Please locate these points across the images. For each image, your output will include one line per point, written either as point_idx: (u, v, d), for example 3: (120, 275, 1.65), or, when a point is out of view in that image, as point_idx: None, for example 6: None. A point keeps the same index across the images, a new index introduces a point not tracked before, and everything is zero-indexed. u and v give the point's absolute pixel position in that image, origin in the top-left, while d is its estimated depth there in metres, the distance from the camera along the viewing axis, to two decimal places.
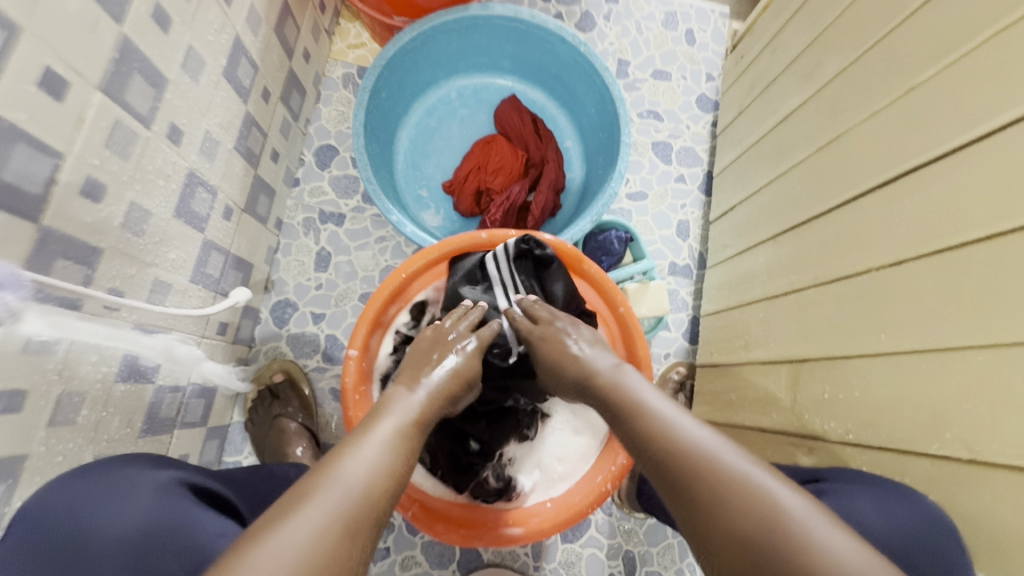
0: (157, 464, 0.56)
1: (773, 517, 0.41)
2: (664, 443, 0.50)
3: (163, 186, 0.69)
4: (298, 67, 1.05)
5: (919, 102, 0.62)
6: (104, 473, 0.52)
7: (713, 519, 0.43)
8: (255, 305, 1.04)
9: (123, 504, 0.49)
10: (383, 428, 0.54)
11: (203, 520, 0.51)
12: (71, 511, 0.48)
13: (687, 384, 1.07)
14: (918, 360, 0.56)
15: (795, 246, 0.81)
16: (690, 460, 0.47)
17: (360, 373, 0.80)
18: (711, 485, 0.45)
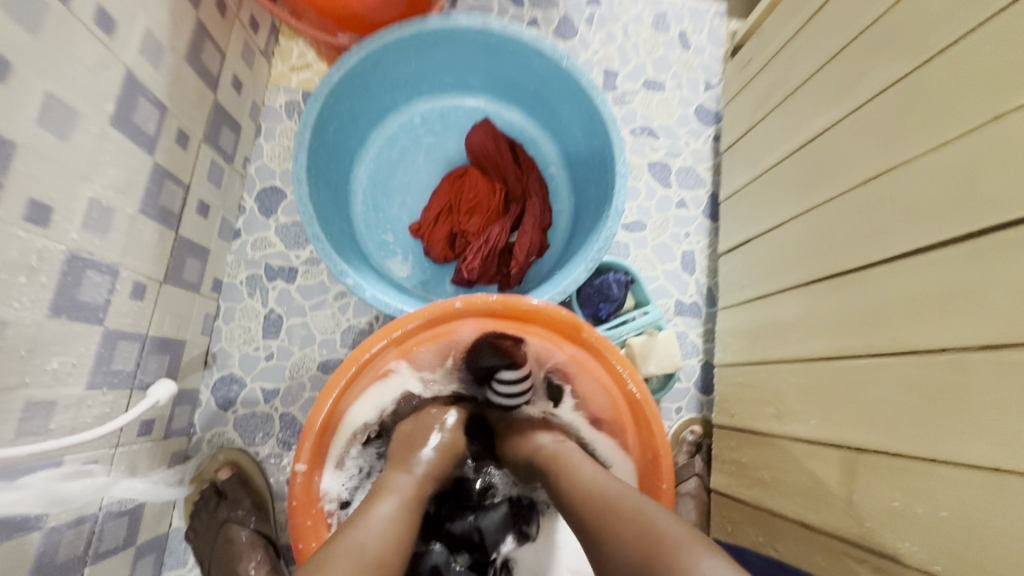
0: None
1: (652, 544, 0.45)
2: (583, 504, 0.55)
3: (23, 283, 0.52)
4: (227, 99, 0.87)
5: (1016, 131, 0.48)
6: None
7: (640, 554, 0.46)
8: (192, 386, 0.87)
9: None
10: (386, 506, 0.55)
11: None
12: None
13: (704, 447, 0.93)
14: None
15: (838, 301, 0.66)
16: (599, 507, 0.53)
17: (312, 489, 0.64)
18: (612, 530, 0.50)
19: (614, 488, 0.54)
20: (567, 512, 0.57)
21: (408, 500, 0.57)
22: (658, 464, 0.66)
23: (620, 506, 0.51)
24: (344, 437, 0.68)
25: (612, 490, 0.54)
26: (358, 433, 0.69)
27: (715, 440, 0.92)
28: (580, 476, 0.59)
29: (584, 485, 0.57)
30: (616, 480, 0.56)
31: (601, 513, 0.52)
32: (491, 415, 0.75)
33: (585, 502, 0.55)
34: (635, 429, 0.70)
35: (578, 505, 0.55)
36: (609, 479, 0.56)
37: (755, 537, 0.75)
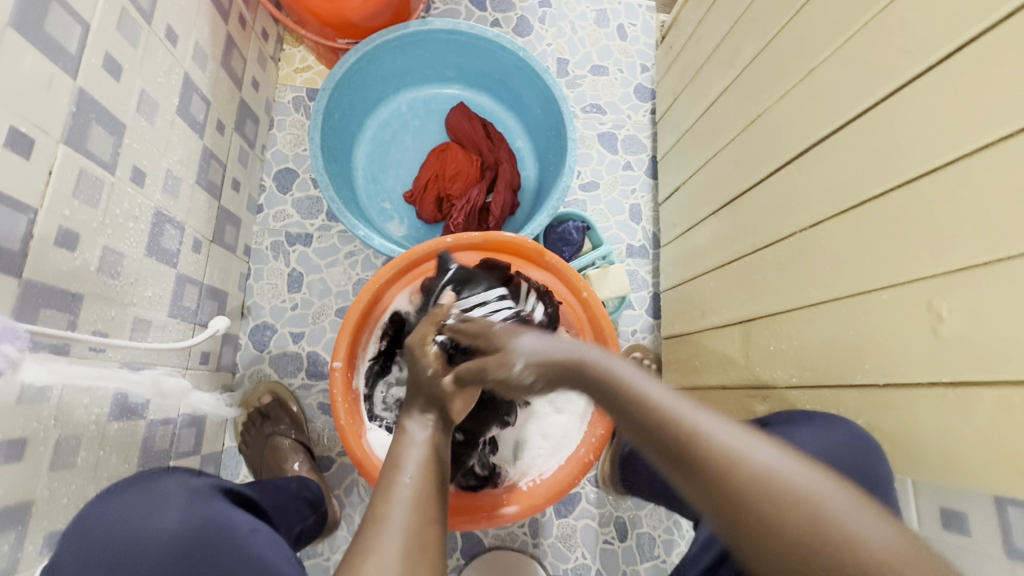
0: (188, 475, 0.66)
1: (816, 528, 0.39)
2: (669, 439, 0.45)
3: (132, 228, 0.72)
4: (248, 96, 1.07)
5: (819, 81, 0.70)
6: (146, 483, 0.62)
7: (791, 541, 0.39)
8: (233, 332, 1.06)
9: (166, 507, 0.59)
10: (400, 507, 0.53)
11: (233, 513, 0.62)
12: (118, 517, 0.58)
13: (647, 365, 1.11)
14: (838, 309, 0.64)
15: (733, 219, 0.89)
16: (698, 457, 0.43)
17: (346, 382, 0.84)
18: (741, 491, 0.41)
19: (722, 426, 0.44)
20: (645, 438, 0.47)
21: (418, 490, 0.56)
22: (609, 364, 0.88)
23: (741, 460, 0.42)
24: (364, 353, 0.89)
25: (725, 438, 0.43)
26: (373, 352, 0.90)
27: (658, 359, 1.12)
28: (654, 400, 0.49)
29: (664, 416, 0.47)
30: (709, 415, 0.46)
31: (719, 467, 0.42)
32: None
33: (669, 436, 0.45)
34: (592, 331, 0.91)
35: (659, 439, 0.46)
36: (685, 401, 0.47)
37: None
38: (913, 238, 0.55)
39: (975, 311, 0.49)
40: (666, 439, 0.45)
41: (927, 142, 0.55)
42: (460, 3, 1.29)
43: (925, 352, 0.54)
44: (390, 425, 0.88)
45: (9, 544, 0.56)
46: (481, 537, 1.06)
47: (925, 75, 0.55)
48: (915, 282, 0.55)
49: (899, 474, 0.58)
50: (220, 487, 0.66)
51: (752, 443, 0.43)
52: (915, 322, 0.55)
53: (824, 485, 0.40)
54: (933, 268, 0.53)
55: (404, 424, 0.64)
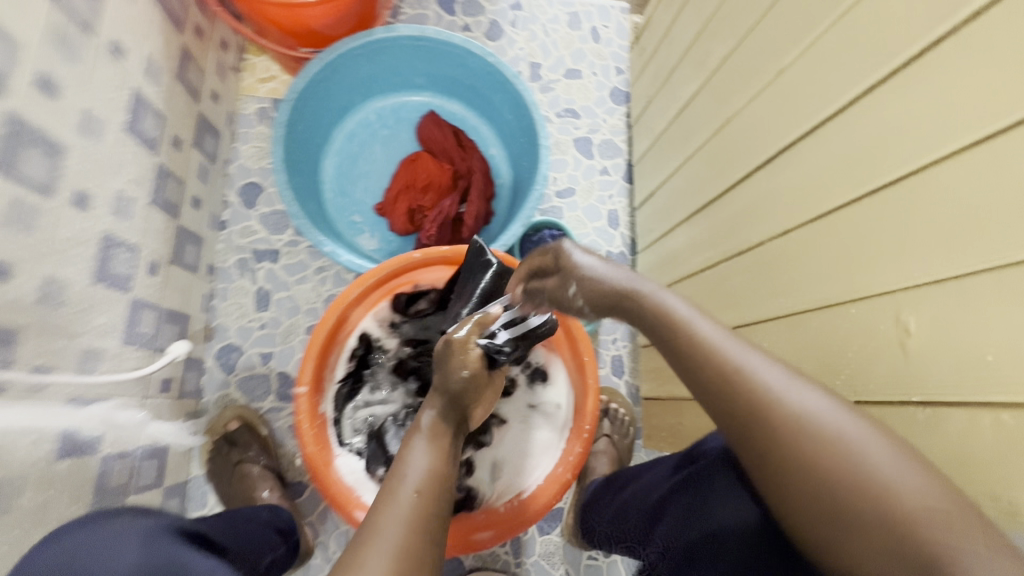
0: (138, 516, 0.61)
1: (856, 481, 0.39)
2: (724, 386, 0.46)
3: (76, 254, 0.68)
4: (208, 109, 1.03)
5: (787, 84, 0.68)
6: (97, 525, 0.57)
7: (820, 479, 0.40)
8: (197, 355, 1.02)
9: (120, 547, 0.54)
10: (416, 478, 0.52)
11: (190, 555, 0.57)
12: (68, 562, 0.51)
13: (610, 410, 1.09)
14: (810, 319, 0.62)
15: (706, 225, 0.87)
16: (738, 396, 0.45)
17: (312, 408, 0.81)
18: (776, 430, 0.43)
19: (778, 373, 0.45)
20: (692, 381, 0.50)
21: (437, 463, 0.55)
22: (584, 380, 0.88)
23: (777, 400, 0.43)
24: (333, 376, 0.87)
25: (778, 390, 0.44)
26: (341, 375, 0.87)
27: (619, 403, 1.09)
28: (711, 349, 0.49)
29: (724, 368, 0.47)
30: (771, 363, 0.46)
31: (758, 406, 0.44)
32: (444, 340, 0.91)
33: (727, 380, 0.46)
34: (569, 347, 0.90)
35: (720, 383, 0.47)
36: (735, 347, 0.48)
37: (671, 423, 0.95)
38: (885, 249, 0.53)
39: (944, 325, 0.48)
40: (709, 380, 0.47)
41: (898, 147, 0.52)
42: (428, 8, 1.26)
43: (897, 367, 0.52)
44: (359, 451, 0.85)
45: None
46: (461, 559, 1.03)
47: (893, 78, 0.53)
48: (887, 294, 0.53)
49: None
50: (178, 529, 0.61)
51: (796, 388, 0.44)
52: (886, 336, 0.53)
53: (868, 436, 0.40)
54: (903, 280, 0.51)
55: (420, 418, 0.59)
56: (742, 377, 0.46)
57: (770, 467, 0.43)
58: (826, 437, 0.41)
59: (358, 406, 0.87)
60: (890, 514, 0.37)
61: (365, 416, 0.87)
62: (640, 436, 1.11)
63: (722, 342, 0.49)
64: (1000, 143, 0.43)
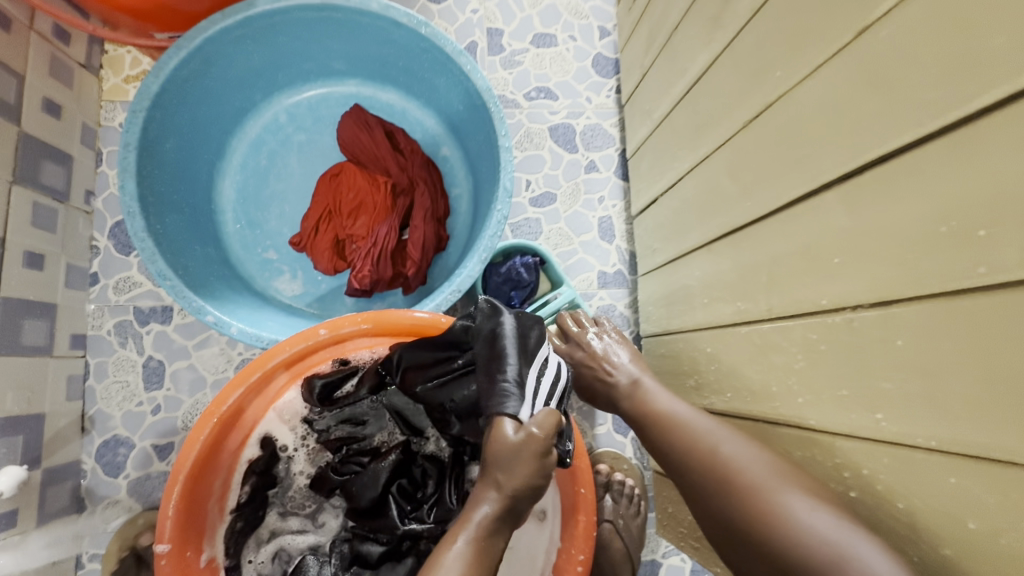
0: None
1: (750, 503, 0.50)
2: (666, 441, 0.59)
3: None
4: (39, 129, 0.75)
5: (875, 50, 0.40)
6: None
7: (722, 502, 0.52)
8: (68, 458, 0.78)
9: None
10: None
11: None
12: None
13: (611, 486, 0.85)
14: (947, 473, 0.37)
15: (734, 260, 0.60)
16: (669, 439, 0.59)
17: (185, 566, 0.57)
18: (695, 470, 0.55)
19: (703, 425, 0.58)
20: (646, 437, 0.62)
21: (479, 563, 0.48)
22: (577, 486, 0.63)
23: (695, 443, 0.57)
24: (223, 506, 0.61)
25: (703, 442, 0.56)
26: (235, 502, 0.62)
27: (624, 481, 0.85)
28: (663, 415, 0.61)
29: (663, 428, 0.60)
30: (698, 417, 0.59)
31: (680, 451, 0.58)
32: (375, 436, 0.67)
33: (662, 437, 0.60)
34: None
35: (661, 441, 0.60)
36: (673, 401, 0.62)
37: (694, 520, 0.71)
38: None
39: None
40: (650, 434, 0.61)
41: None
42: None
43: None
44: None
45: None
46: None
47: None
48: None
49: None
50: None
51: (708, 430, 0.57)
52: None
53: (762, 471, 0.51)
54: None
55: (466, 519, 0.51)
56: (671, 428, 0.60)
57: (694, 500, 0.56)
58: (717, 468, 0.54)
59: (262, 543, 0.64)
60: (772, 532, 0.48)
61: (274, 552, 0.64)
62: (654, 510, 0.87)
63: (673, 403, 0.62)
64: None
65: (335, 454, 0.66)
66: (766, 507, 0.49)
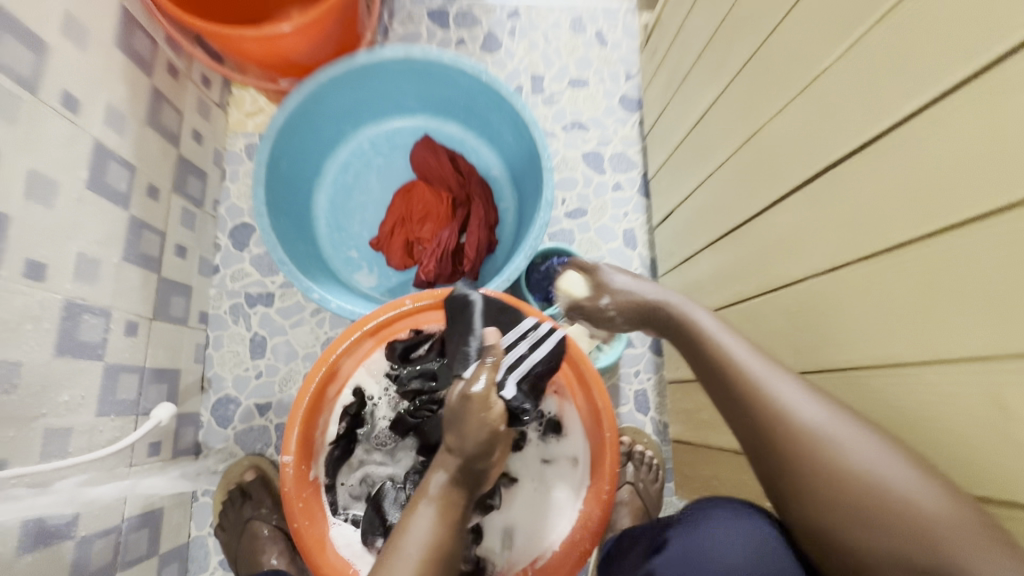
0: None
1: (848, 476, 0.45)
2: (730, 393, 0.54)
3: (31, 330, 0.62)
4: (189, 151, 0.97)
5: (823, 92, 0.57)
6: None
7: (812, 469, 0.47)
8: (192, 410, 0.97)
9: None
10: (421, 530, 0.55)
11: None
12: None
13: (633, 455, 0.98)
14: (870, 382, 0.52)
15: (734, 252, 0.76)
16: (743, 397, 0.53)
17: (301, 477, 0.75)
18: (782, 432, 0.49)
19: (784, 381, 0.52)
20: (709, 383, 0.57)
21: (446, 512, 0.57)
22: (603, 435, 0.78)
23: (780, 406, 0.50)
24: (326, 437, 0.80)
25: (796, 410, 0.49)
26: (336, 434, 0.80)
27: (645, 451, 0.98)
28: (727, 359, 0.56)
29: (738, 383, 0.54)
30: (776, 373, 0.53)
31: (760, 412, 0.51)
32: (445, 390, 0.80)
33: (737, 392, 0.53)
34: (584, 392, 0.80)
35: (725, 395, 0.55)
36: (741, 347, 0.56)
37: (706, 473, 0.85)
38: (966, 301, 0.42)
39: None
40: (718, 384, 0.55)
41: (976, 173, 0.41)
42: (420, 25, 1.18)
43: (993, 452, 0.41)
44: (356, 518, 0.78)
45: None
46: None
47: (972, 83, 0.41)
48: (973, 361, 0.42)
49: None
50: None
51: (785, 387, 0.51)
52: (974, 413, 0.42)
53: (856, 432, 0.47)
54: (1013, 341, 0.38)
55: (426, 483, 0.58)
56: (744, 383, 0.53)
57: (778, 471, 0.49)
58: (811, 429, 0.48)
59: (353, 469, 0.81)
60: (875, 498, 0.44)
61: (360, 476, 0.81)
62: (670, 479, 1.01)
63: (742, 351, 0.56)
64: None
65: (410, 402, 0.82)
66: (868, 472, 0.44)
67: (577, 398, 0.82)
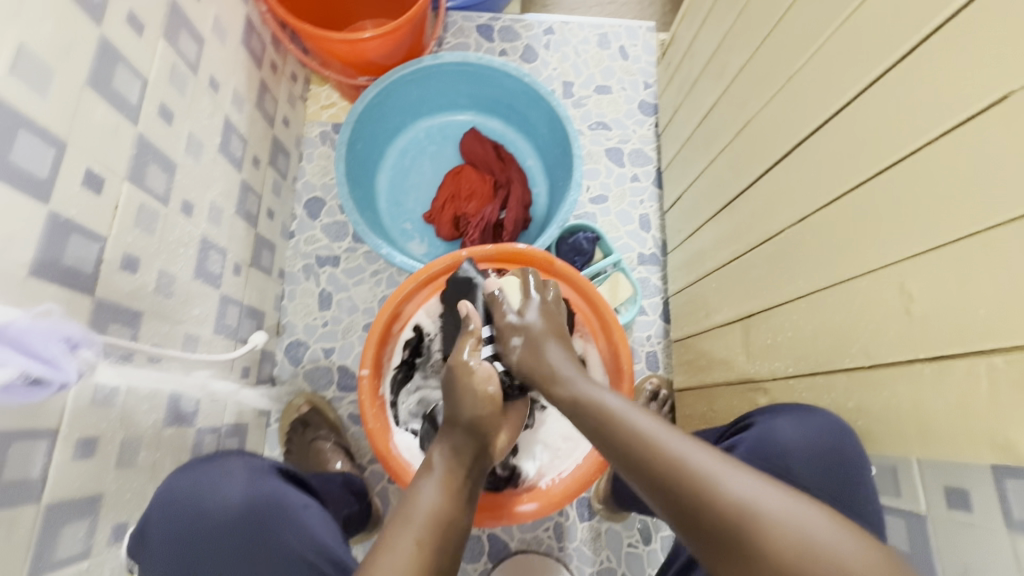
0: (251, 455, 0.78)
1: (760, 521, 0.47)
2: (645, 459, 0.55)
3: (182, 253, 0.81)
4: (280, 133, 1.17)
5: (798, 85, 0.75)
6: (206, 464, 0.73)
7: (728, 525, 0.48)
8: (270, 349, 1.15)
9: (231, 482, 0.71)
10: (426, 493, 0.63)
11: (285, 490, 0.73)
12: (193, 493, 0.70)
13: (660, 393, 1.13)
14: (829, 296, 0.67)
15: (731, 220, 0.93)
16: (658, 459, 0.54)
17: (373, 389, 0.92)
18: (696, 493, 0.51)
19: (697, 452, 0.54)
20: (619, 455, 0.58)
21: (448, 478, 0.65)
22: (621, 369, 0.94)
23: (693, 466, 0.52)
24: (391, 363, 0.97)
25: (700, 465, 0.52)
26: (398, 361, 0.98)
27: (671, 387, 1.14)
28: (637, 432, 0.58)
29: (647, 445, 0.56)
30: (679, 436, 0.56)
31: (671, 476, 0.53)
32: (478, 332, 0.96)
33: (640, 451, 0.56)
34: (606, 336, 0.98)
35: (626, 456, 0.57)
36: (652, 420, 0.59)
37: (704, 410, 1.01)
38: (890, 224, 0.58)
39: (951, 286, 0.52)
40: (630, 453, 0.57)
41: (899, 132, 0.58)
42: (469, 37, 1.38)
43: (903, 331, 0.57)
44: (415, 430, 0.95)
45: (84, 531, 0.63)
46: (507, 540, 1.09)
47: (898, 65, 0.58)
48: (892, 265, 0.58)
49: (887, 450, 0.61)
50: (278, 467, 0.78)
51: (694, 453, 0.54)
52: (892, 305, 0.58)
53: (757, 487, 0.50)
54: (915, 246, 0.55)
55: (431, 458, 0.69)
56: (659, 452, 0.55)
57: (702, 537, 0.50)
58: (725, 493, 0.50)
59: (411, 391, 0.97)
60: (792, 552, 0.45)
61: (417, 398, 0.97)
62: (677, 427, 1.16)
63: (646, 420, 0.59)
64: (995, 115, 0.48)
65: None
66: (780, 524, 0.47)
67: (601, 344, 0.99)
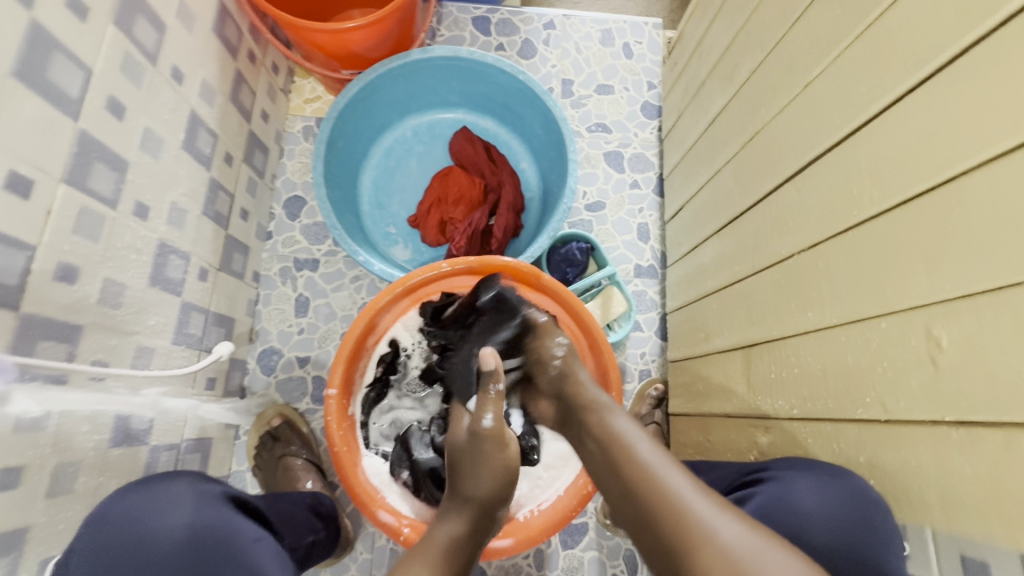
0: (202, 479, 0.71)
1: None
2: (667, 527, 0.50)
3: (134, 259, 0.75)
4: (257, 128, 1.10)
5: (814, 95, 0.68)
6: (148, 489, 0.66)
7: None
8: (241, 356, 1.08)
9: (175, 510, 0.64)
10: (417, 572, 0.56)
11: (236, 523, 0.66)
12: (129, 522, 0.63)
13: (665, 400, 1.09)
14: (840, 334, 0.60)
15: (735, 238, 0.86)
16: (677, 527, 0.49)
17: (341, 410, 0.85)
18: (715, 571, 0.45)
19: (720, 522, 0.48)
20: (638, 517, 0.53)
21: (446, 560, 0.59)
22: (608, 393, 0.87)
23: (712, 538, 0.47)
24: (363, 381, 0.91)
25: (736, 540, 0.47)
26: (371, 378, 0.92)
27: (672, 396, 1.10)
28: (664, 488, 0.52)
29: (671, 507, 0.51)
30: (704, 497, 0.51)
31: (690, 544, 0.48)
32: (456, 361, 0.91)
33: (661, 520, 0.50)
34: (594, 357, 0.90)
35: (646, 521, 0.51)
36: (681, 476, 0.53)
37: (700, 439, 0.94)
38: (914, 261, 0.51)
39: (985, 339, 0.45)
40: (653, 513, 0.51)
41: (928, 155, 0.50)
42: (465, 30, 1.31)
43: (926, 383, 0.50)
44: (385, 453, 0.90)
45: (3, 569, 0.57)
46: (484, 568, 1.03)
47: (930, 81, 0.51)
48: (917, 308, 0.51)
49: (903, 516, 0.54)
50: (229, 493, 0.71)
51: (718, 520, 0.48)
52: (914, 352, 0.51)
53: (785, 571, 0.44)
54: (943, 288, 0.48)
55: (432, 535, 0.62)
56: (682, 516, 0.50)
57: None
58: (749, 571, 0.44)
59: (384, 412, 0.91)
60: None
61: (390, 419, 0.91)
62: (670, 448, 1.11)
63: (679, 479, 0.53)
64: None
65: (438, 356, 0.92)
66: None
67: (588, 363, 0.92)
